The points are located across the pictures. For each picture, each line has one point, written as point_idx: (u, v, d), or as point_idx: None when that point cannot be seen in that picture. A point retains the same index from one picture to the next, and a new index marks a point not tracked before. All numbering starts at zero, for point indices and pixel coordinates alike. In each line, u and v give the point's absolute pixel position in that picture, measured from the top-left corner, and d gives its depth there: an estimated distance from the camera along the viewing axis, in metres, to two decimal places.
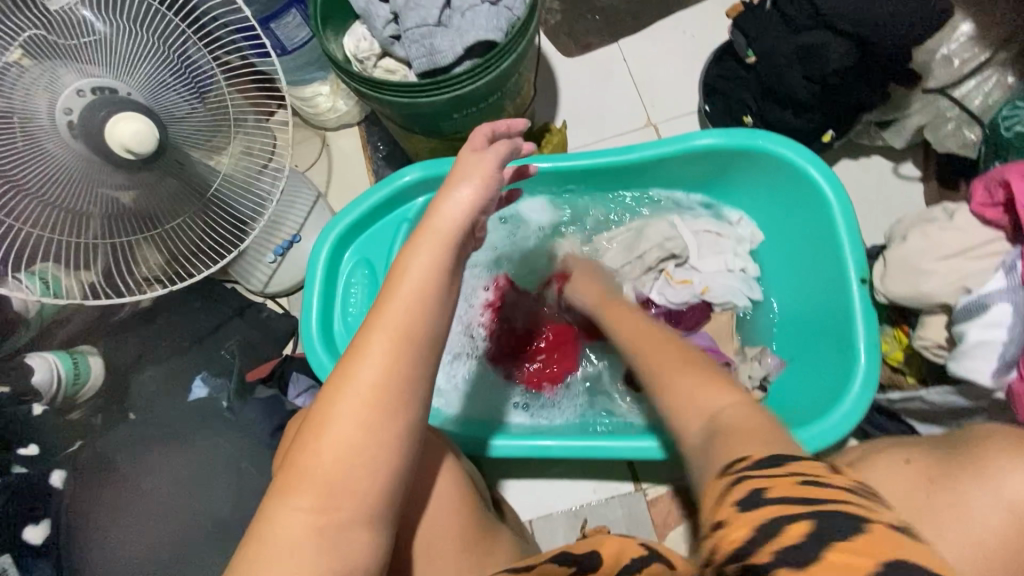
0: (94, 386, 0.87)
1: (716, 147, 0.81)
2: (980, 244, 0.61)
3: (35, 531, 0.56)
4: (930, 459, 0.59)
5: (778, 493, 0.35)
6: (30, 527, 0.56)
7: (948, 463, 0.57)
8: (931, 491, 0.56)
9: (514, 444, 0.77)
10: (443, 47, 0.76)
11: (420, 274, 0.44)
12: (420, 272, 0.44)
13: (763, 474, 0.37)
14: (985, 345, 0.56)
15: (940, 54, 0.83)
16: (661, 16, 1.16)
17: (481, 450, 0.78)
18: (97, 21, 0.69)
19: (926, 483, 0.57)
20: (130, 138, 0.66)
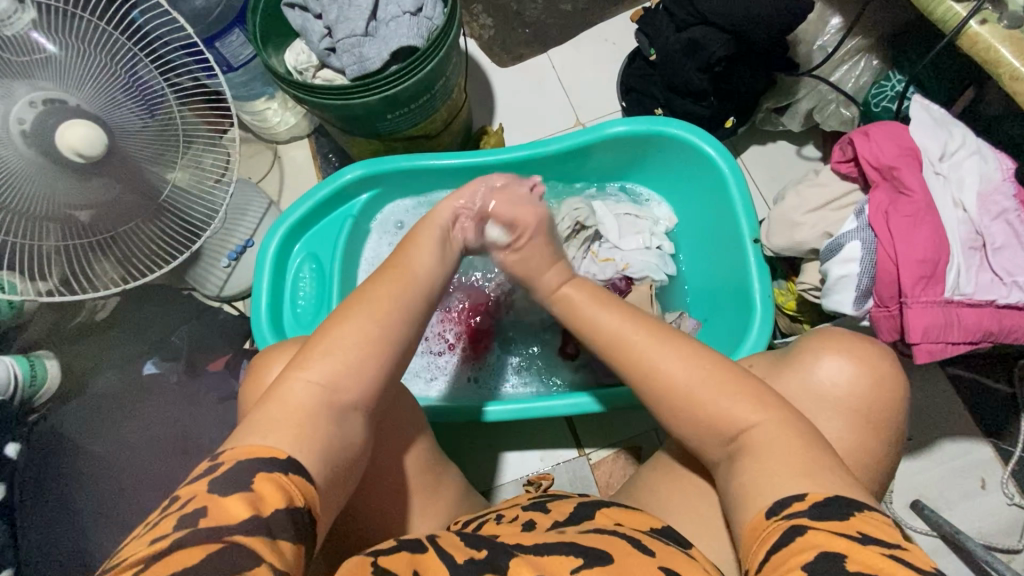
0: (52, 388, 0.90)
1: (627, 133, 0.90)
2: (839, 196, 0.70)
3: None
4: (769, 359, 0.63)
5: (866, 558, 0.41)
6: None
7: (781, 362, 0.61)
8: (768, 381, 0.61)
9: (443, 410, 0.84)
10: (371, 55, 0.84)
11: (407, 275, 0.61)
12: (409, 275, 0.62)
13: (820, 526, 0.44)
14: (845, 278, 0.64)
15: (816, 45, 0.94)
16: (585, 27, 1.27)
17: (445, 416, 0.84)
18: (49, 43, 0.75)
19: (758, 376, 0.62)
20: (79, 142, 0.72)
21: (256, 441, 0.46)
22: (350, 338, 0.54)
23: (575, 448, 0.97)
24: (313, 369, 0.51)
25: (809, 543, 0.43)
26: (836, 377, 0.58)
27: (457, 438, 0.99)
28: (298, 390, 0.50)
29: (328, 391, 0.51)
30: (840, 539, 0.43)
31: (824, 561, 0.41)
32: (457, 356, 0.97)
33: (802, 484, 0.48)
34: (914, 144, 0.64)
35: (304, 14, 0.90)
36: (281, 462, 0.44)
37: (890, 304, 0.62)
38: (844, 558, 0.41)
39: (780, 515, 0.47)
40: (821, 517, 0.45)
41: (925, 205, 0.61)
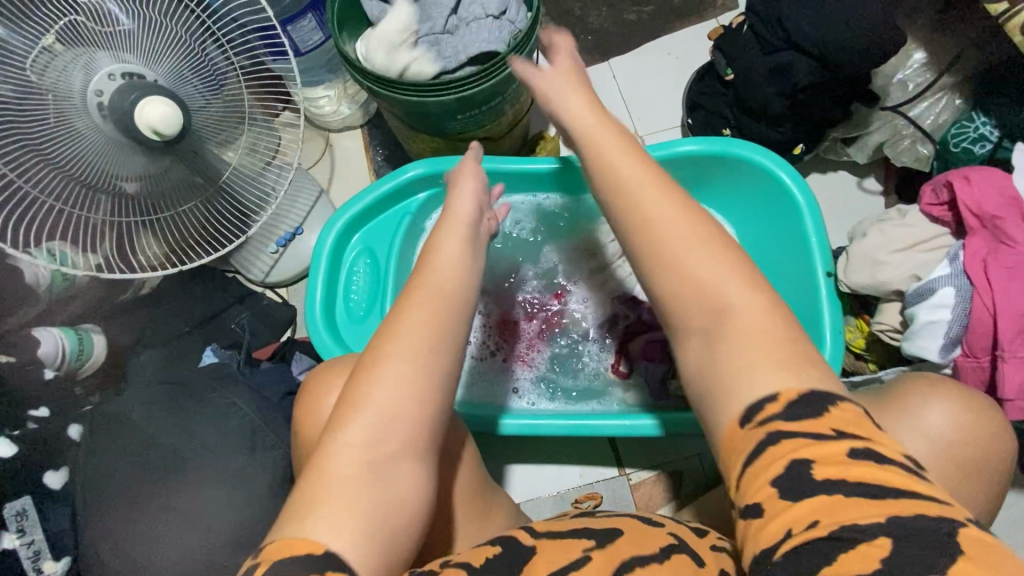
0: (96, 361, 0.89)
1: (699, 153, 0.88)
2: (928, 238, 0.68)
3: (55, 476, 0.62)
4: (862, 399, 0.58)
5: (834, 460, 0.38)
6: (50, 472, 0.62)
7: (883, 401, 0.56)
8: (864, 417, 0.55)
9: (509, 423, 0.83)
10: (450, 53, 0.82)
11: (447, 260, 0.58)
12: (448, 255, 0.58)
13: (799, 432, 0.39)
14: (934, 324, 0.62)
15: (897, 78, 0.93)
16: (649, 39, 1.25)
17: (488, 428, 0.84)
18: (121, 14, 0.73)
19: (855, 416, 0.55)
20: (158, 120, 0.70)
21: (309, 535, 0.41)
22: (390, 391, 0.47)
23: (616, 467, 0.95)
24: (352, 429, 0.46)
25: (782, 452, 0.39)
26: (943, 424, 0.53)
27: (494, 447, 0.98)
28: (342, 456, 0.45)
29: (372, 446, 0.45)
30: (810, 439, 0.39)
31: (792, 475, 0.38)
32: (501, 362, 0.96)
33: (773, 383, 0.42)
34: (1017, 193, 0.63)
35: (384, 7, 0.89)
36: (319, 559, 0.39)
37: (981, 355, 0.61)
38: (815, 464, 0.37)
39: (757, 422, 0.41)
40: (799, 418, 0.40)
41: None
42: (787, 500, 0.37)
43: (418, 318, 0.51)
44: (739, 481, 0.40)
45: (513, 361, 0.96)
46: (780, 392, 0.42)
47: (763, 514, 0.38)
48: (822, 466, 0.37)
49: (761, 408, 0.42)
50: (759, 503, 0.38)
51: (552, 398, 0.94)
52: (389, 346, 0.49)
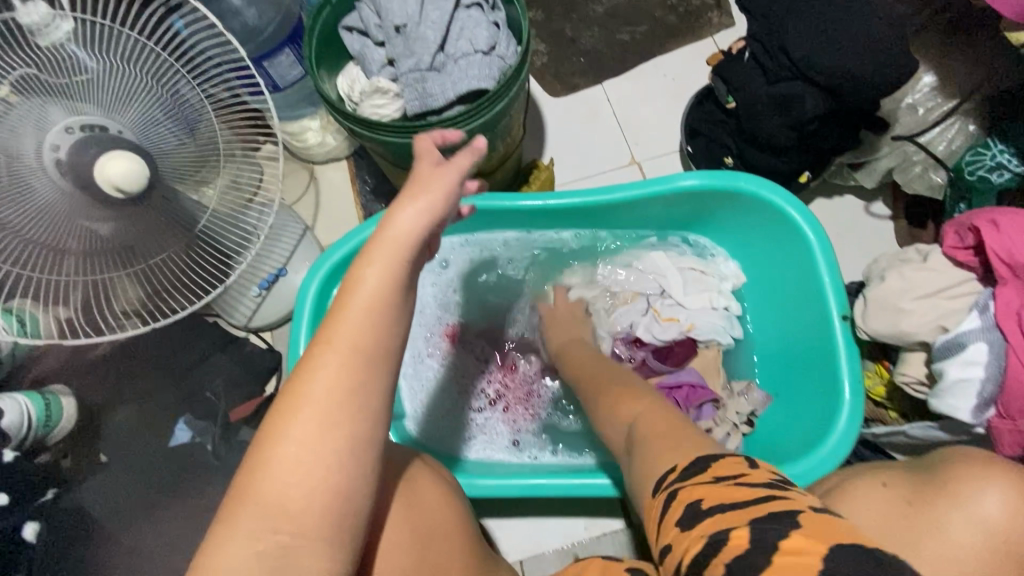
0: (66, 427, 0.83)
1: (702, 188, 0.83)
2: (955, 284, 0.63)
3: None
4: (903, 480, 0.54)
5: (718, 493, 0.40)
6: None
7: (928, 485, 0.52)
8: (910, 513, 0.51)
9: (505, 484, 0.77)
10: (435, 91, 0.78)
11: (374, 284, 0.43)
12: (372, 282, 0.43)
13: (690, 482, 0.42)
14: (965, 382, 0.58)
15: (906, 103, 0.88)
16: (644, 59, 1.21)
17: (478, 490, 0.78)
18: (86, 58, 0.69)
19: (904, 506, 0.52)
20: (119, 177, 0.64)
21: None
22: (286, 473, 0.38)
23: (624, 519, 0.90)
24: (240, 530, 0.37)
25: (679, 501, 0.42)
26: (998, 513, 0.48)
27: (494, 499, 0.93)
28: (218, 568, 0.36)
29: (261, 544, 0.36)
30: (707, 485, 0.41)
31: (686, 511, 0.40)
32: (500, 411, 0.91)
33: (674, 457, 0.46)
34: None
35: (363, 39, 0.84)
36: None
37: (1017, 418, 0.56)
38: (702, 499, 0.40)
39: (661, 487, 0.45)
40: (691, 476, 0.43)
41: None
42: (686, 529, 0.40)
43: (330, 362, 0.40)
44: (656, 534, 0.43)
45: (511, 408, 0.91)
46: (677, 464, 0.46)
47: (670, 546, 0.40)
48: (713, 503, 0.40)
49: (665, 475, 0.45)
50: (667, 540, 0.41)
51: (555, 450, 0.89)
52: (299, 401, 0.39)
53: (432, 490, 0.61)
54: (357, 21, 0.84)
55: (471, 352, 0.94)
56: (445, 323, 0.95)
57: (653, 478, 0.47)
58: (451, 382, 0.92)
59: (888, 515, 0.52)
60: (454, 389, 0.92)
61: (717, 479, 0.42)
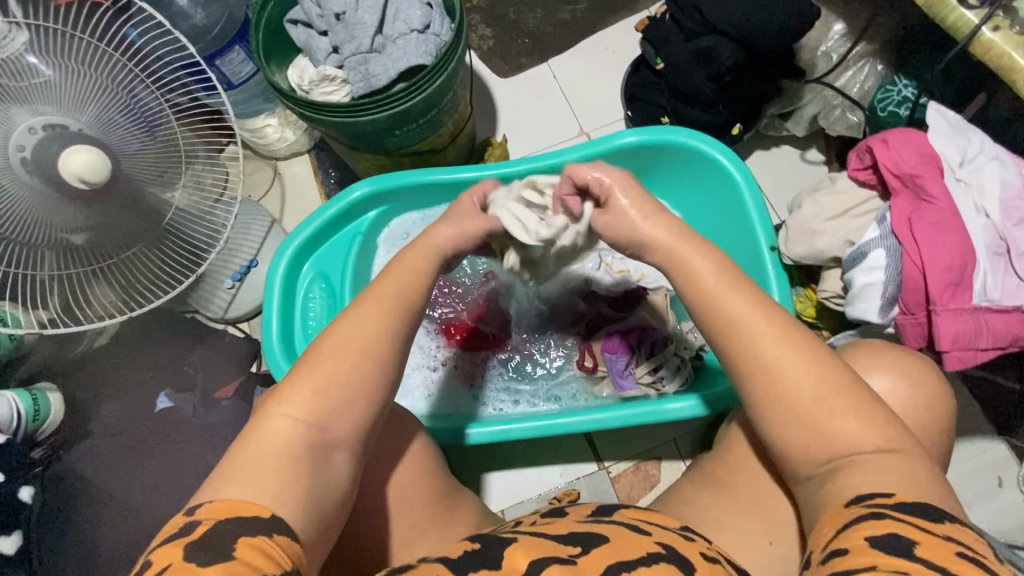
0: (55, 420, 0.86)
1: (638, 144, 0.89)
2: (859, 203, 0.70)
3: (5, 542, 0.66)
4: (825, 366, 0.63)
5: (939, 545, 0.41)
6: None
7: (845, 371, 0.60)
8: None
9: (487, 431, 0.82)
10: (377, 71, 0.83)
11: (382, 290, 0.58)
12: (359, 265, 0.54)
13: (906, 520, 0.43)
14: (872, 286, 0.64)
15: (821, 51, 0.95)
16: (585, 35, 1.27)
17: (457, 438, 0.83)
18: (42, 65, 0.72)
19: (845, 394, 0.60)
20: (83, 169, 0.69)
21: (238, 494, 0.44)
22: (330, 369, 0.52)
23: (594, 460, 0.96)
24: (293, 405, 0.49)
25: (879, 527, 0.43)
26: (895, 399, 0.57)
27: (472, 456, 0.98)
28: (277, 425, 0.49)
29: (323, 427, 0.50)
30: (911, 527, 0.43)
31: (889, 539, 0.42)
32: (467, 368, 0.96)
33: (884, 484, 0.46)
34: (933, 151, 0.64)
35: (308, 31, 0.89)
36: (266, 522, 0.43)
37: (917, 312, 0.62)
38: (915, 542, 0.41)
39: (857, 505, 0.46)
40: (915, 515, 0.44)
41: (949, 211, 0.62)
42: (875, 551, 0.41)
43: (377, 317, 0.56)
44: (829, 539, 0.45)
45: (478, 366, 0.96)
46: (895, 494, 0.46)
47: (846, 554, 0.42)
48: (917, 545, 0.41)
49: (867, 499, 0.46)
50: (847, 548, 0.43)
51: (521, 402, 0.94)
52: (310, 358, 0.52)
53: (400, 432, 0.66)
54: (300, 14, 0.89)
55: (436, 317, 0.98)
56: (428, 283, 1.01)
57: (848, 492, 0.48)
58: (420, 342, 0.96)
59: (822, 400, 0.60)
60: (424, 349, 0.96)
61: (916, 527, 0.43)
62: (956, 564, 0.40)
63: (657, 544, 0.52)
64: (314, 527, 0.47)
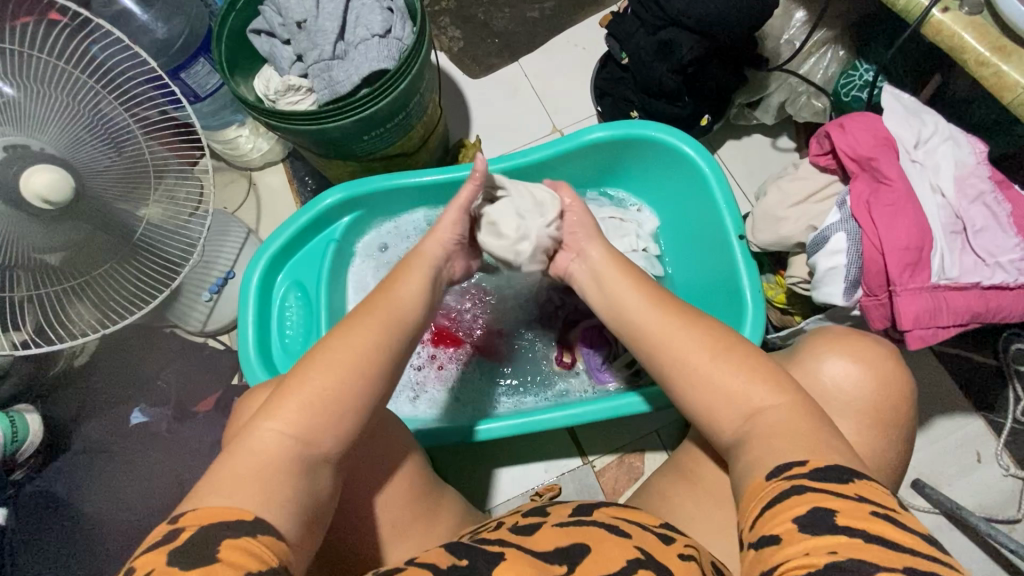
0: (35, 442, 0.85)
1: (606, 139, 0.89)
2: (820, 189, 0.70)
3: None
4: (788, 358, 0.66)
5: (856, 514, 0.42)
6: None
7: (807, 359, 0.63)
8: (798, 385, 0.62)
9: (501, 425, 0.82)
10: (341, 78, 0.83)
11: None
12: None
13: (821, 487, 0.44)
14: (834, 270, 0.65)
15: (783, 39, 0.96)
16: (554, 33, 1.27)
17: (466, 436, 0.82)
18: (5, 86, 0.72)
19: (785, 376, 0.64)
20: (45, 188, 0.69)
21: (223, 503, 0.45)
22: (302, 388, 0.52)
23: (580, 455, 0.96)
24: (280, 419, 0.51)
25: (801, 501, 0.44)
26: (857, 381, 0.60)
27: (457, 458, 0.98)
28: (261, 438, 0.50)
29: (302, 441, 0.50)
30: (834, 497, 0.43)
31: (815, 517, 0.42)
32: (448, 369, 0.95)
33: (801, 454, 0.48)
34: (889, 134, 0.65)
35: (272, 40, 0.89)
36: (249, 524, 0.44)
37: (879, 293, 0.63)
38: (836, 514, 0.42)
39: (780, 477, 0.47)
40: (828, 480, 0.45)
41: (905, 192, 0.62)
42: (805, 534, 0.42)
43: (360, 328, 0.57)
44: (755, 522, 0.46)
45: (459, 364, 0.96)
46: (807, 460, 0.47)
47: (778, 541, 0.43)
48: (840, 517, 0.42)
49: (786, 468, 0.47)
50: (778, 534, 0.43)
51: (504, 400, 0.94)
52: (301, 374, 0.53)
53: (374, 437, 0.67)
54: (263, 23, 0.89)
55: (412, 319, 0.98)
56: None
57: (772, 462, 0.48)
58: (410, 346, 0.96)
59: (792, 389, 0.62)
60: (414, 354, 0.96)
61: (838, 495, 0.44)
62: (880, 534, 0.41)
63: (635, 548, 0.52)
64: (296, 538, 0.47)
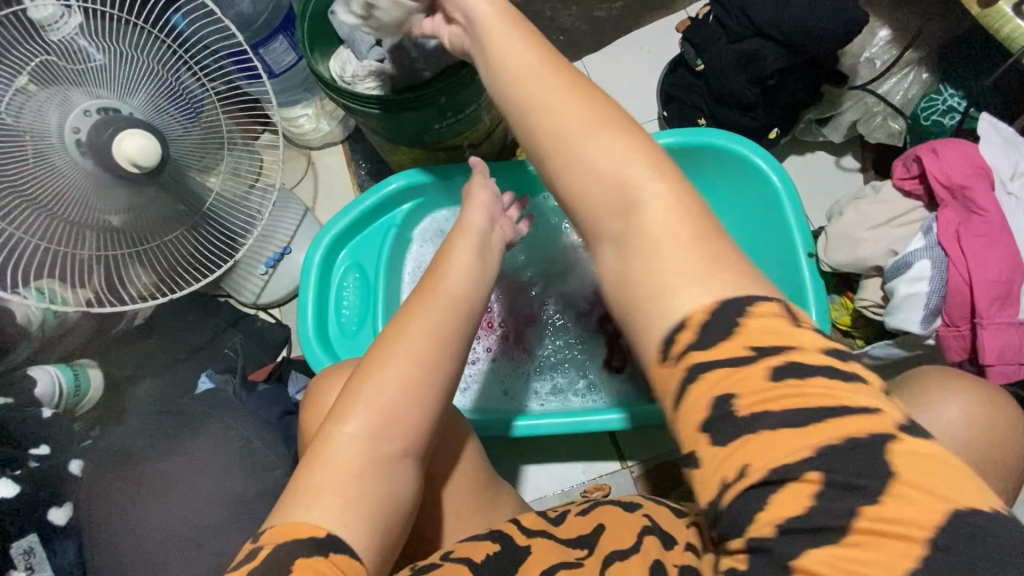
0: (94, 399, 0.89)
1: (676, 145, 0.88)
2: (903, 213, 0.69)
3: (58, 513, 0.67)
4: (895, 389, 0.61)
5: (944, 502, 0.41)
6: (54, 510, 0.67)
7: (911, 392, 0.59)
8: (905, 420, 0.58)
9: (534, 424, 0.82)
10: (420, 66, 0.84)
11: None
12: None
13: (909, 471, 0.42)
14: (913, 296, 0.63)
15: (864, 56, 0.94)
16: (620, 35, 1.26)
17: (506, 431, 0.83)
18: (94, 50, 0.72)
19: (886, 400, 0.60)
20: (136, 153, 0.70)
21: (300, 517, 0.42)
22: (379, 389, 0.47)
23: (618, 460, 0.96)
24: (353, 421, 0.46)
25: (706, 388, 0.37)
26: (959, 421, 0.56)
27: (494, 449, 0.98)
28: (344, 446, 0.46)
29: (373, 442, 0.46)
30: None
31: None
32: (494, 360, 0.96)
33: None
34: (985, 162, 0.64)
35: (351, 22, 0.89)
36: (320, 544, 0.41)
37: (960, 324, 0.62)
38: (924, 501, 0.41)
39: None
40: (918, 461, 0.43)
41: (998, 224, 0.61)
42: None
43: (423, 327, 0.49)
44: None
45: (504, 356, 0.96)
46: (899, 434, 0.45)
47: None
48: None
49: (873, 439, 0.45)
50: None
51: (549, 397, 0.94)
52: (385, 354, 0.48)
53: None
54: None
55: None
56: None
57: None
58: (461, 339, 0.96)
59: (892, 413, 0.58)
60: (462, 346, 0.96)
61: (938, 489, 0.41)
62: (806, 406, 0.35)
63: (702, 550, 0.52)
64: (382, 555, 0.45)
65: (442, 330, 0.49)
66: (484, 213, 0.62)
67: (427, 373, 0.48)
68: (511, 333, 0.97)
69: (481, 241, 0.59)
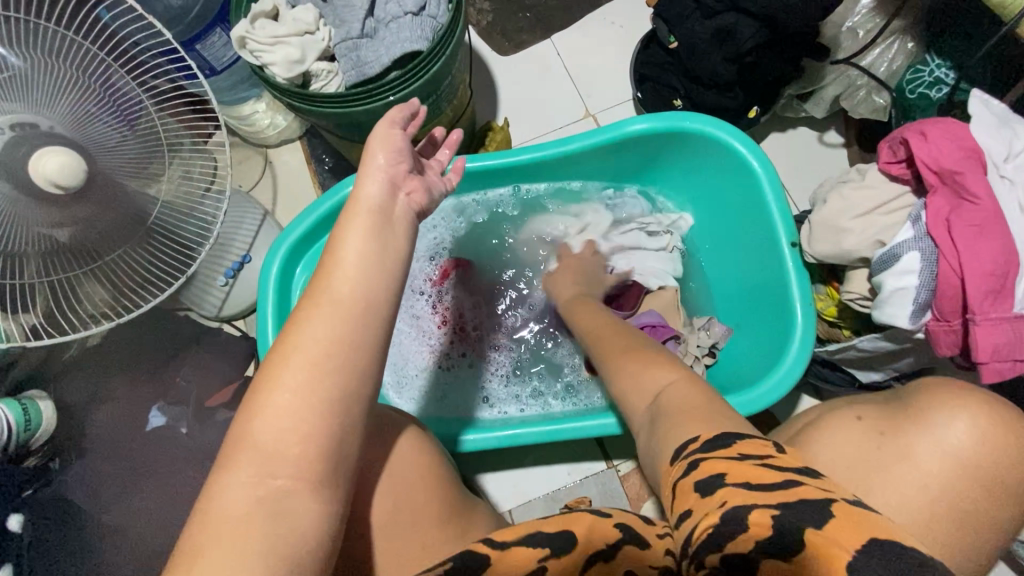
0: (48, 430, 0.83)
1: (649, 132, 0.83)
2: (891, 199, 0.65)
3: None
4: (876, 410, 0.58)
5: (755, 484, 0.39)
6: None
7: (893, 413, 0.57)
8: (883, 443, 0.55)
9: (484, 437, 0.79)
10: (369, 59, 0.78)
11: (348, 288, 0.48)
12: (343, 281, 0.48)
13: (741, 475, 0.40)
14: (904, 291, 0.60)
15: (846, 27, 0.88)
16: (590, 9, 1.19)
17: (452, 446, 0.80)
18: (10, 55, 0.62)
19: (877, 437, 0.56)
20: (57, 174, 0.60)
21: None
22: (269, 426, 0.42)
23: (603, 459, 0.94)
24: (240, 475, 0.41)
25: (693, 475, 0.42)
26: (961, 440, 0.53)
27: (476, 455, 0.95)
28: (230, 491, 0.41)
29: (261, 486, 0.41)
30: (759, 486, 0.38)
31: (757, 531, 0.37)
32: (459, 367, 0.91)
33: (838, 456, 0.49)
34: (977, 144, 0.60)
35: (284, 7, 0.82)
36: None
37: (951, 319, 0.59)
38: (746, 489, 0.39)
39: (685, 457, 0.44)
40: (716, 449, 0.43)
41: (991, 211, 0.57)
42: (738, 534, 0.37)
43: (299, 363, 0.43)
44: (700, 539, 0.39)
45: (472, 361, 0.92)
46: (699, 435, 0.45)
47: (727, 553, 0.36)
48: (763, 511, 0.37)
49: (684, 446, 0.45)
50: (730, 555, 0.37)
51: (523, 402, 0.90)
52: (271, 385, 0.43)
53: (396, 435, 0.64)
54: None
55: (408, 309, 0.93)
56: (430, 271, 0.94)
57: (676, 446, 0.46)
58: (425, 346, 0.92)
59: (857, 446, 0.56)
60: (427, 353, 0.91)
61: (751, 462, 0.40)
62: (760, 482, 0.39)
63: None
64: None
65: (326, 344, 0.44)
66: (385, 181, 0.53)
67: (316, 406, 0.43)
68: (477, 337, 0.93)
69: (386, 220, 0.51)
